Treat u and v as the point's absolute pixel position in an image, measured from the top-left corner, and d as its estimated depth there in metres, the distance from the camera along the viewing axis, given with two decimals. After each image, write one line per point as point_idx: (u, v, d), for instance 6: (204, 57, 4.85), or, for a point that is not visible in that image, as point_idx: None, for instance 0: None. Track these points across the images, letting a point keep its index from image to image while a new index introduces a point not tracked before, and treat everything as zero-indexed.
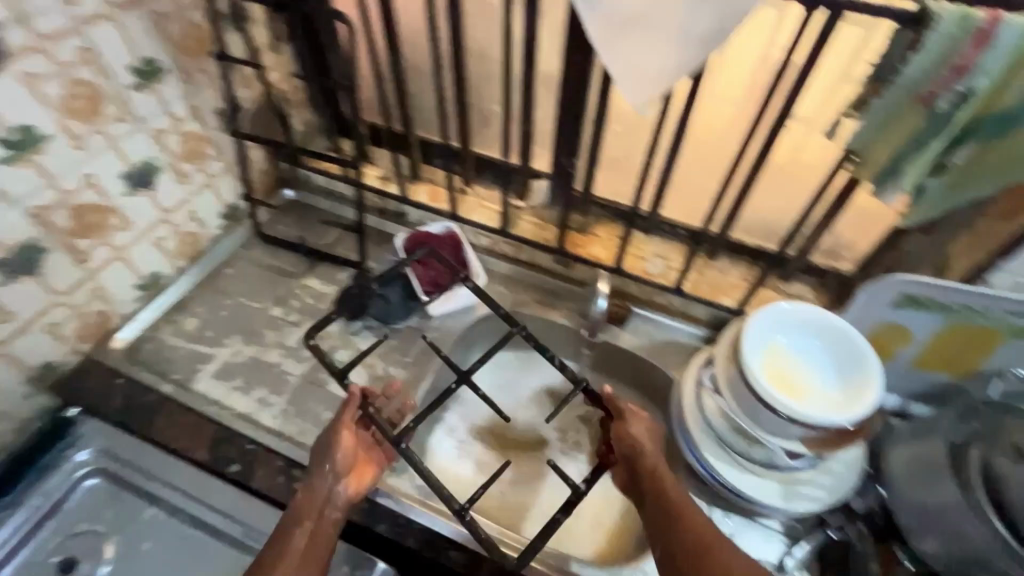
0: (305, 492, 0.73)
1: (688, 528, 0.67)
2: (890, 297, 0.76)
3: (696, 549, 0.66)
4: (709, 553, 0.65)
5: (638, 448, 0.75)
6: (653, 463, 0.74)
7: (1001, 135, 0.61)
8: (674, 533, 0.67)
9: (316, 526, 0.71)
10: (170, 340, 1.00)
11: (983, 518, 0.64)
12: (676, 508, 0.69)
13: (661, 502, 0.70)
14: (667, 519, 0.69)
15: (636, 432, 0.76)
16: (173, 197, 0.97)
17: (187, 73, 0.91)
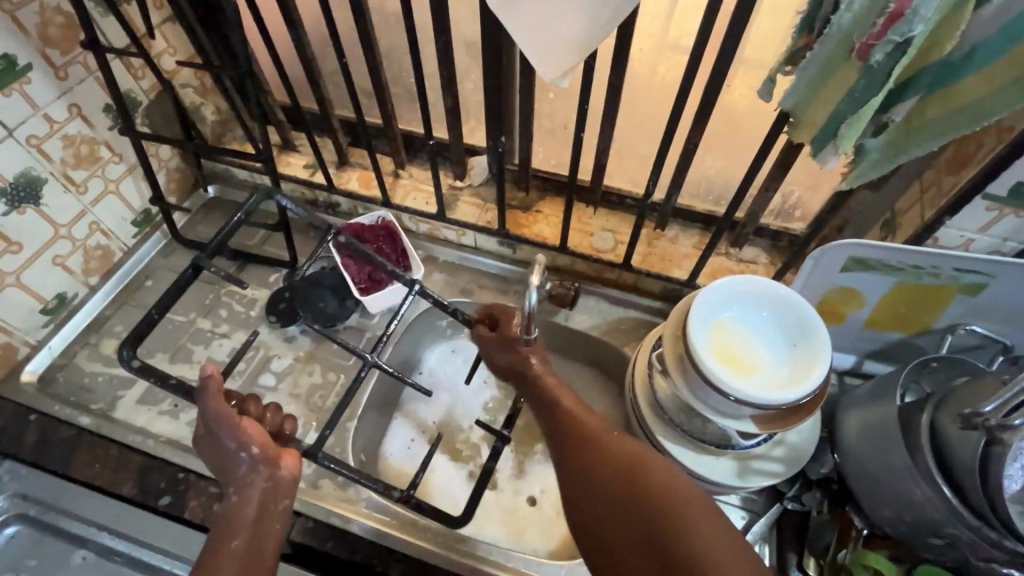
0: (231, 504, 0.62)
1: (576, 433, 0.65)
2: (839, 262, 0.75)
3: (582, 450, 0.63)
4: (593, 451, 0.62)
5: (526, 365, 0.73)
6: (544, 375, 0.72)
7: (946, 84, 0.52)
8: (563, 440, 0.66)
9: (254, 534, 0.61)
10: (88, 366, 0.95)
11: (932, 484, 0.65)
12: (566, 418, 0.67)
13: (552, 414, 0.69)
14: (560, 431, 0.67)
15: (513, 350, 0.74)
16: (69, 211, 0.91)
17: (58, 67, 0.83)
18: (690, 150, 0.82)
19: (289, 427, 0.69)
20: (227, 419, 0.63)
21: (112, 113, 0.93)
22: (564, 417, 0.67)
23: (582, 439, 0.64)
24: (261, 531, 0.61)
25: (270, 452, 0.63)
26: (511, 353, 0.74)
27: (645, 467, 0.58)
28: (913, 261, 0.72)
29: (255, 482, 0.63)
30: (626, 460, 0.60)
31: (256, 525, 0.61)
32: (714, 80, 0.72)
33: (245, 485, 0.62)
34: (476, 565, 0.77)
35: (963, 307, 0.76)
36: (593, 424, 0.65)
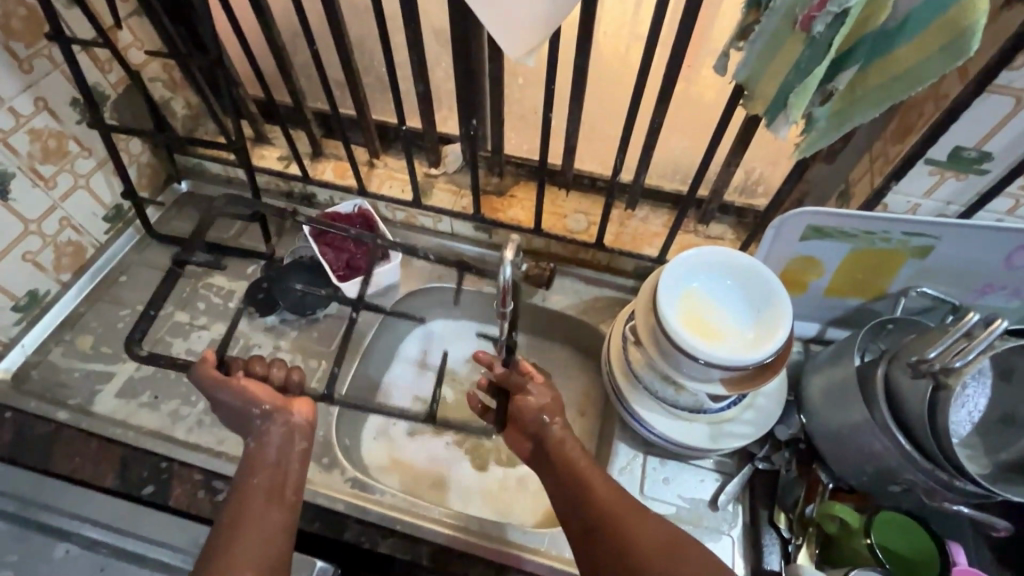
0: (251, 450, 0.70)
1: (601, 513, 0.66)
2: (797, 231, 0.80)
3: (608, 532, 0.65)
4: (620, 533, 0.64)
5: (547, 434, 0.73)
6: (564, 442, 0.73)
7: (884, 51, 0.55)
8: (587, 517, 0.67)
9: (275, 476, 0.67)
10: (63, 362, 0.94)
11: (888, 433, 0.70)
12: (589, 495, 0.68)
13: (574, 491, 0.69)
14: (580, 506, 0.68)
15: (536, 418, 0.74)
16: (38, 206, 0.90)
17: (22, 60, 0.82)
18: (655, 130, 0.85)
19: (296, 376, 0.77)
20: (227, 383, 0.74)
21: (80, 107, 0.92)
22: (587, 494, 0.68)
23: (611, 520, 0.65)
24: (279, 480, 0.67)
25: (279, 403, 0.73)
26: (534, 421, 0.74)
27: (676, 555, 0.62)
28: (865, 227, 0.76)
29: (272, 432, 0.71)
30: (656, 546, 0.63)
31: (273, 473, 0.67)
32: (674, 60, 0.75)
33: (263, 434, 0.71)
34: (463, 537, 0.79)
35: (913, 270, 0.81)
36: (616, 501, 0.67)
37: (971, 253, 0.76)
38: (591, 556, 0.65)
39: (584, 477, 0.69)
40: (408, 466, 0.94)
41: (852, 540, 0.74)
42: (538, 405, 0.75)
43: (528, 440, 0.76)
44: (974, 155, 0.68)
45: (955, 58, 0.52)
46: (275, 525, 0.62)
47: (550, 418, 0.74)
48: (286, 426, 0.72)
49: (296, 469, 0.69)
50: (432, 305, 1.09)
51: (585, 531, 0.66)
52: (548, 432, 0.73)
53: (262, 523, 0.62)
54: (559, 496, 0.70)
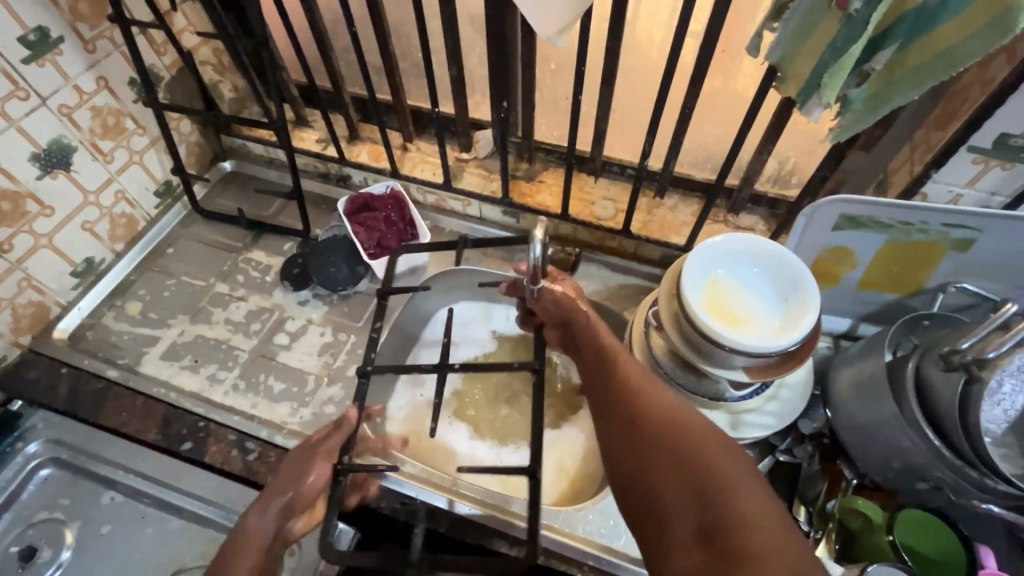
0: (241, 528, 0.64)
1: (621, 385, 0.62)
2: (830, 220, 0.78)
3: (628, 402, 0.61)
4: (639, 407, 0.60)
5: (580, 319, 0.73)
6: (595, 323, 0.72)
7: (925, 31, 0.54)
8: (610, 391, 0.63)
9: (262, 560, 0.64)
10: (114, 325, 1.00)
11: (916, 428, 0.68)
12: (616, 372, 0.64)
13: (603, 371, 0.65)
14: (604, 380, 0.65)
15: (569, 299, 0.74)
16: (97, 178, 0.97)
17: (86, 40, 0.88)
18: (687, 115, 0.84)
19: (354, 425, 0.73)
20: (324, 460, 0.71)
21: (137, 86, 0.98)
22: (612, 370, 0.65)
23: (629, 396, 0.61)
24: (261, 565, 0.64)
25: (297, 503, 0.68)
26: (559, 299, 0.75)
27: (689, 424, 0.56)
28: (902, 218, 0.74)
29: (276, 512, 0.66)
30: (673, 420, 0.57)
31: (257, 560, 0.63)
32: (707, 44, 0.75)
33: (265, 508, 0.66)
34: (479, 510, 0.81)
35: (953, 264, 0.78)
36: (640, 379, 0.63)
37: (1018, 247, 0.73)
38: (609, 422, 0.61)
39: (608, 360, 0.66)
40: (430, 442, 0.96)
41: (873, 535, 0.73)
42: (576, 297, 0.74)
43: (557, 318, 0.76)
44: (1021, 144, 0.65)
45: (1000, 36, 0.51)
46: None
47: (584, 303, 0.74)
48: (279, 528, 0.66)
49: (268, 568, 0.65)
50: (460, 288, 1.11)
51: (606, 405, 0.62)
52: (577, 314, 0.73)
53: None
54: (585, 373, 0.68)
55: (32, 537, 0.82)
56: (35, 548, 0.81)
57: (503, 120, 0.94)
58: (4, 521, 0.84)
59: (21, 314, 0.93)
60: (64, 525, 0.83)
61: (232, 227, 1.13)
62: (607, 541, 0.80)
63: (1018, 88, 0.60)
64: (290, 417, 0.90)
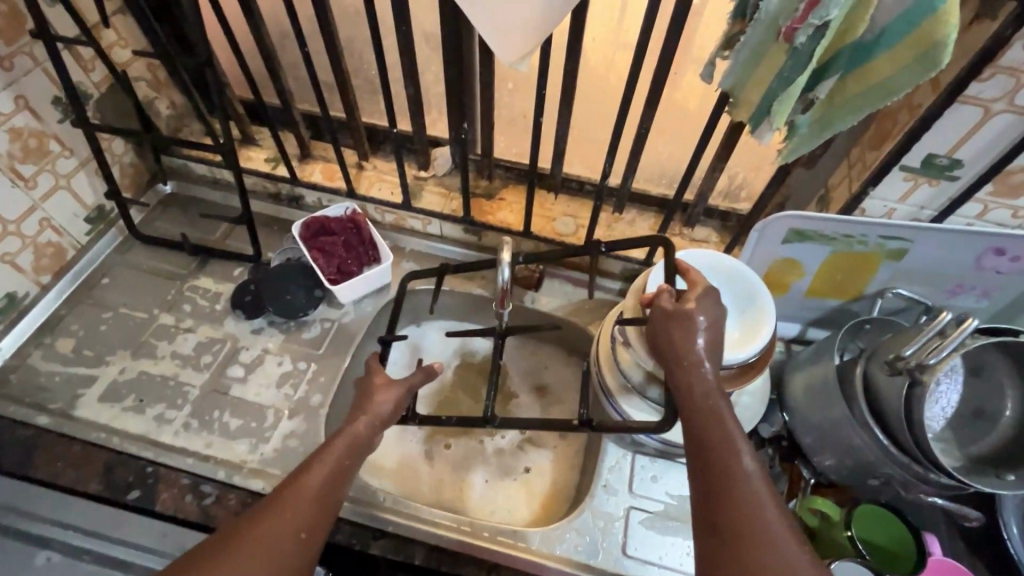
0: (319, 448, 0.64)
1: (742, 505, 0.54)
2: (779, 234, 0.82)
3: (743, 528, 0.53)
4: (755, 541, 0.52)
5: (687, 360, 0.62)
6: (703, 392, 0.61)
7: (862, 63, 0.58)
8: (722, 505, 0.55)
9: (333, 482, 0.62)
10: (43, 365, 0.92)
11: (866, 428, 0.72)
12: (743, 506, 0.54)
13: (707, 436, 0.58)
14: (716, 483, 0.56)
15: (691, 336, 0.63)
16: (18, 206, 0.88)
17: (4, 56, 0.80)
18: (644, 134, 0.87)
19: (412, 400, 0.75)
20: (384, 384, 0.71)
21: (62, 105, 0.90)
22: (713, 442, 0.58)
23: (727, 491, 0.55)
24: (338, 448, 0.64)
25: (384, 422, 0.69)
26: (681, 334, 0.63)
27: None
28: (844, 230, 0.79)
29: (351, 439, 0.65)
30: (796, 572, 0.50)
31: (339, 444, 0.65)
32: (660, 67, 0.77)
33: (353, 426, 0.67)
34: (453, 537, 0.79)
35: (890, 271, 0.84)
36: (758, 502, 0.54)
37: (945, 255, 0.80)
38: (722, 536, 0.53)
39: (725, 450, 0.57)
40: (398, 466, 0.94)
41: (833, 531, 0.77)
42: (695, 332, 0.63)
43: (670, 337, 0.64)
44: (945, 163, 0.71)
45: (927, 70, 0.55)
46: (303, 514, 0.58)
47: (711, 372, 0.62)
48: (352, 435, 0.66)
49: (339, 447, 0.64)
50: (423, 307, 1.08)
51: (704, 478, 0.57)
52: (684, 375, 0.62)
53: (280, 523, 0.57)
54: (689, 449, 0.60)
55: None
56: None
57: (463, 140, 0.94)
58: None
59: None
60: None
61: (175, 252, 1.06)
62: (584, 559, 0.80)
63: (942, 113, 0.66)
64: (249, 454, 0.85)
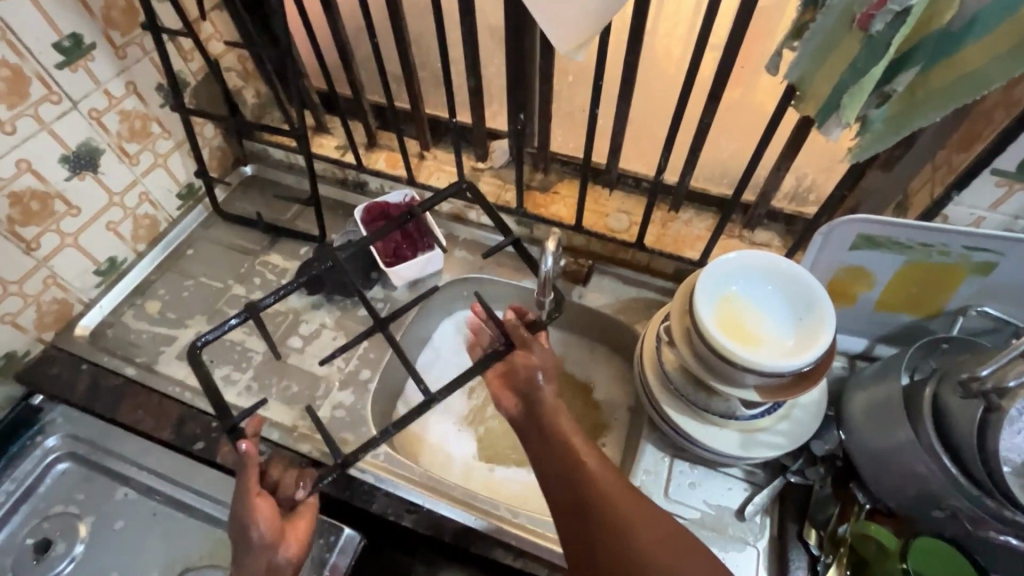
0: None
1: (594, 490, 0.65)
2: (847, 240, 0.77)
3: (603, 508, 0.63)
4: (617, 517, 0.62)
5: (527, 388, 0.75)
6: (544, 401, 0.74)
7: (948, 54, 0.54)
8: (581, 494, 0.65)
9: None
10: (134, 324, 1.03)
11: (932, 455, 0.66)
12: (596, 489, 0.65)
13: (552, 444, 0.70)
14: (575, 482, 0.66)
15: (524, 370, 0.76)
16: (122, 179, 0.99)
17: (119, 46, 0.90)
18: (704, 130, 0.84)
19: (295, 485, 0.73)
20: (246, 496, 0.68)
21: (164, 92, 1.01)
22: (564, 450, 0.69)
23: (578, 478, 0.66)
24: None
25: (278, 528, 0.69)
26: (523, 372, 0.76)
27: (656, 537, 0.61)
28: (922, 239, 0.73)
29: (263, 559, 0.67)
30: (644, 529, 0.62)
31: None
32: (725, 60, 0.74)
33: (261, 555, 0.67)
34: (484, 520, 0.81)
35: (974, 287, 0.77)
36: (607, 480, 0.66)
37: None
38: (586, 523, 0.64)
39: (574, 449, 0.68)
40: (435, 446, 0.97)
41: (886, 563, 0.70)
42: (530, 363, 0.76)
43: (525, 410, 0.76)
44: None
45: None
46: None
47: (547, 394, 0.74)
48: (266, 564, 0.67)
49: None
50: (473, 294, 1.11)
51: (565, 482, 0.67)
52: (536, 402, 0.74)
53: None
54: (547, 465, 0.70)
55: (48, 530, 0.84)
56: (50, 540, 0.84)
57: (519, 132, 0.95)
58: (22, 513, 0.86)
59: (45, 310, 0.95)
60: (79, 519, 0.85)
61: (251, 229, 1.15)
62: None
63: None
64: (300, 419, 0.91)
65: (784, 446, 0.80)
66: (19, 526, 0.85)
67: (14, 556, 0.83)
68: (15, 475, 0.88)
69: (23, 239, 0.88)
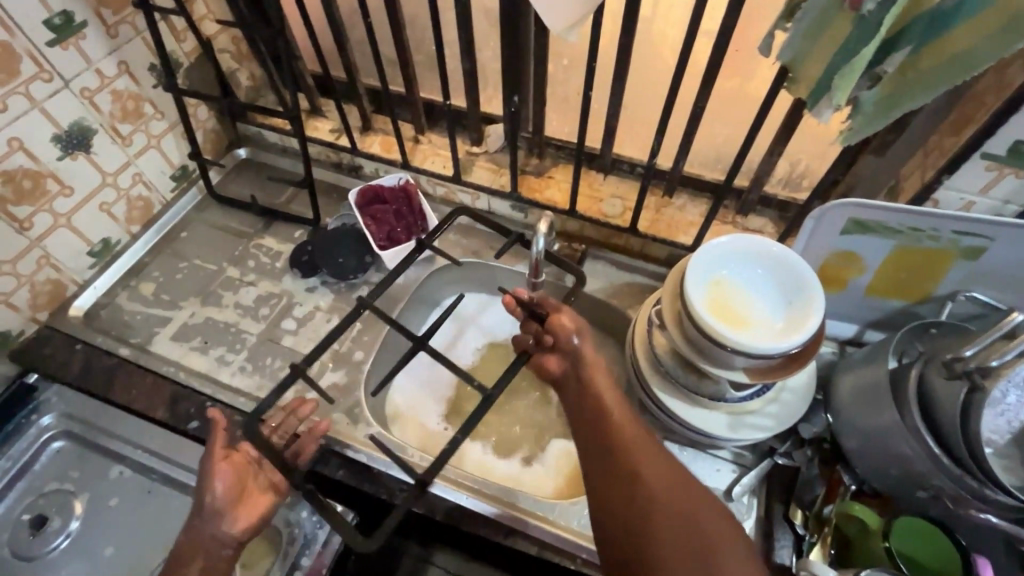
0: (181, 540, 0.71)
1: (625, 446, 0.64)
2: (838, 224, 0.77)
3: (634, 463, 0.63)
4: (648, 472, 0.62)
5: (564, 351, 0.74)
6: (581, 355, 0.73)
7: (939, 35, 0.54)
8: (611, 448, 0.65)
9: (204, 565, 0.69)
10: (127, 305, 1.03)
11: (917, 435, 0.67)
12: (627, 444, 0.65)
13: (585, 397, 0.70)
14: (605, 436, 0.66)
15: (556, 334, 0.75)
16: (115, 160, 0.99)
17: (110, 24, 0.90)
18: (698, 114, 0.84)
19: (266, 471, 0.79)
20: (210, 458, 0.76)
21: (157, 72, 1.00)
22: (597, 404, 0.68)
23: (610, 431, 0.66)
24: (207, 566, 0.69)
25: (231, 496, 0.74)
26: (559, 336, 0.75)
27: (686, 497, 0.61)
28: (912, 223, 0.74)
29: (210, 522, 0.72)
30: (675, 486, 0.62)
31: (203, 560, 0.69)
32: (719, 41, 0.74)
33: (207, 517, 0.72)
34: (475, 499, 0.82)
35: (962, 272, 0.77)
36: (639, 438, 0.65)
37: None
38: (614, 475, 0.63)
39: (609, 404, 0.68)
40: (428, 428, 0.97)
41: (869, 541, 0.72)
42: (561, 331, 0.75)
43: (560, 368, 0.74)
44: None
45: (1015, 39, 0.51)
46: None
47: (584, 352, 0.73)
48: (211, 530, 0.71)
49: (216, 569, 0.69)
50: (467, 278, 1.11)
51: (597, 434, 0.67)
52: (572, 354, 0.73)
53: None
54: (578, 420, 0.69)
55: (43, 507, 0.85)
56: (45, 517, 0.84)
57: (513, 115, 0.94)
58: (18, 490, 0.87)
59: (39, 291, 0.96)
60: (73, 496, 0.86)
61: (245, 212, 1.15)
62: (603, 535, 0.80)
63: None
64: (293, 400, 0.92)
65: (772, 428, 0.81)
66: (15, 503, 0.86)
67: (11, 531, 0.83)
68: (10, 454, 0.88)
69: (16, 218, 0.87)
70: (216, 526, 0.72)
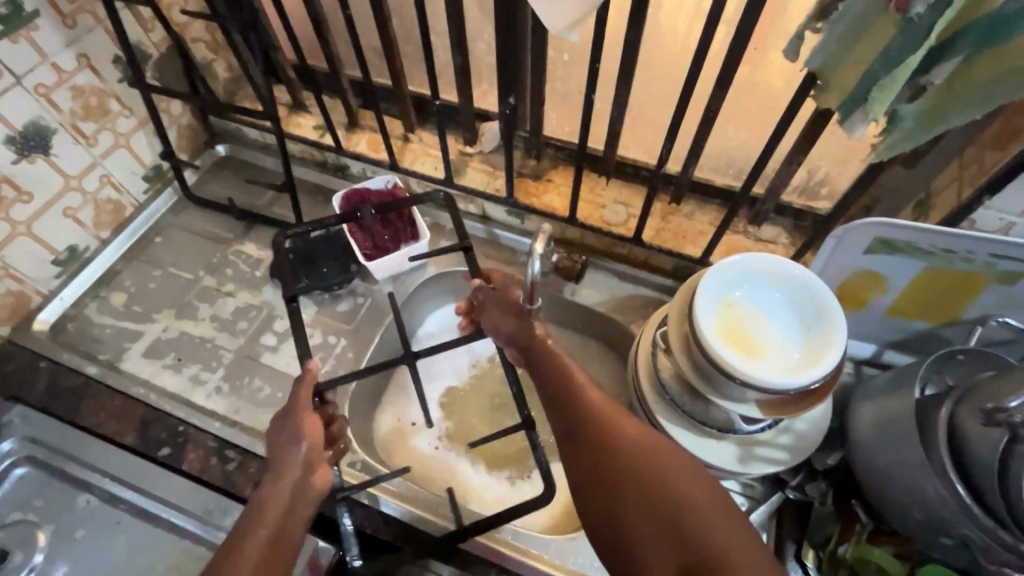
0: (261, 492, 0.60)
1: (588, 416, 0.58)
2: (863, 243, 0.71)
3: (600, 434, 0.56)
4: (615, 443, 0.55)
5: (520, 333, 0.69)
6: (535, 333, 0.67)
7: (997, 42, 0.46)
8: (574, 422, 0.58)
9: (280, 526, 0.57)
10: (97, 318, 0.96)
11: (946, 481, 0.62)
12: (592, 414, 0.58)
13: (546, 373, 0.64)
14: (568, 409, 0.60)
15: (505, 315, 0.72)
16: (79, 161, 0.91)
17: (66, 13, 0.82)
18: (710, 118, 0.76)
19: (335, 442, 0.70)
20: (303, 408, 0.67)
21: (122, 65, 0.92)
22: (561, 378, 0.62)
23: (571, 402, 0.60)
24: (284, 530, 0.57)
25: (315, 455, 0.63)
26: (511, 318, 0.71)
27: (661, 463, 0.52)
28: (944, 244, 0.67)
29: (288, 474, 0.61)
30: (647, 450, 0.53)
31: (284, 519, 0.58)
32: (737, 41, 0.66)
33: (282, 472, 0.61)
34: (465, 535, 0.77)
35: (996, 296, 0.71)
36: (606, 407, 0.58)
37: None
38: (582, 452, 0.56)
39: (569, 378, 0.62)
40: (416, 450, 0.92)
41: None
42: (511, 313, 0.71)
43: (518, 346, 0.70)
44: None
45: None
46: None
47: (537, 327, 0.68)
48: (299, 484, 0.61)
49: (293, 535, 0.58)
50: (459, 288, 1.05)
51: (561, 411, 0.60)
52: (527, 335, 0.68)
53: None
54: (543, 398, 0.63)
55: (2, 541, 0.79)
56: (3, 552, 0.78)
57: (509, 116, 0.87)
58: None
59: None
60: (35, 527, 0.80)
61: (223, 216, 1.08)
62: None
63: None
64: None
65: (783, 463, 0.75)
66: None
67: None
68: None
69: None
70: (304, 479, 0.61)
